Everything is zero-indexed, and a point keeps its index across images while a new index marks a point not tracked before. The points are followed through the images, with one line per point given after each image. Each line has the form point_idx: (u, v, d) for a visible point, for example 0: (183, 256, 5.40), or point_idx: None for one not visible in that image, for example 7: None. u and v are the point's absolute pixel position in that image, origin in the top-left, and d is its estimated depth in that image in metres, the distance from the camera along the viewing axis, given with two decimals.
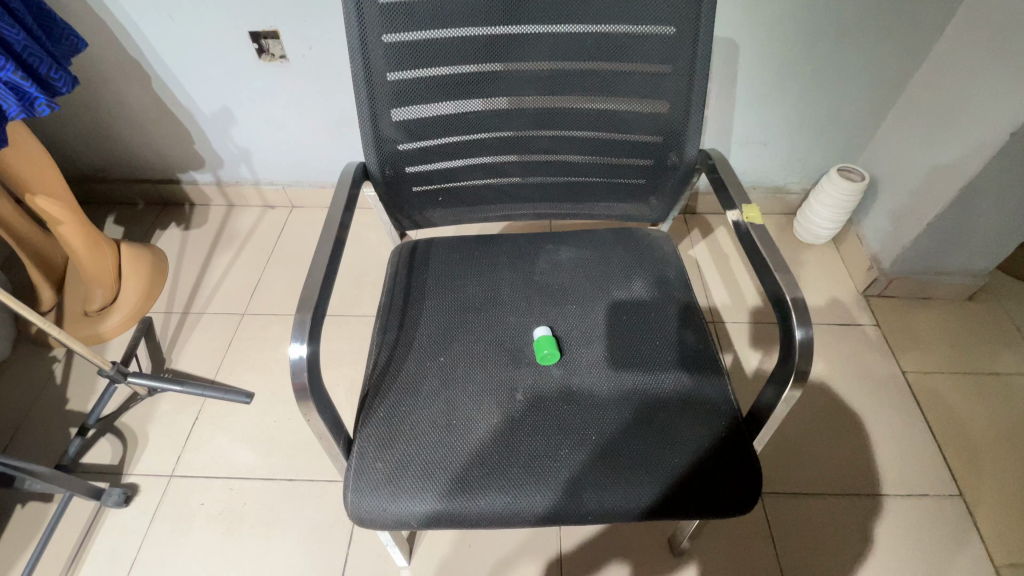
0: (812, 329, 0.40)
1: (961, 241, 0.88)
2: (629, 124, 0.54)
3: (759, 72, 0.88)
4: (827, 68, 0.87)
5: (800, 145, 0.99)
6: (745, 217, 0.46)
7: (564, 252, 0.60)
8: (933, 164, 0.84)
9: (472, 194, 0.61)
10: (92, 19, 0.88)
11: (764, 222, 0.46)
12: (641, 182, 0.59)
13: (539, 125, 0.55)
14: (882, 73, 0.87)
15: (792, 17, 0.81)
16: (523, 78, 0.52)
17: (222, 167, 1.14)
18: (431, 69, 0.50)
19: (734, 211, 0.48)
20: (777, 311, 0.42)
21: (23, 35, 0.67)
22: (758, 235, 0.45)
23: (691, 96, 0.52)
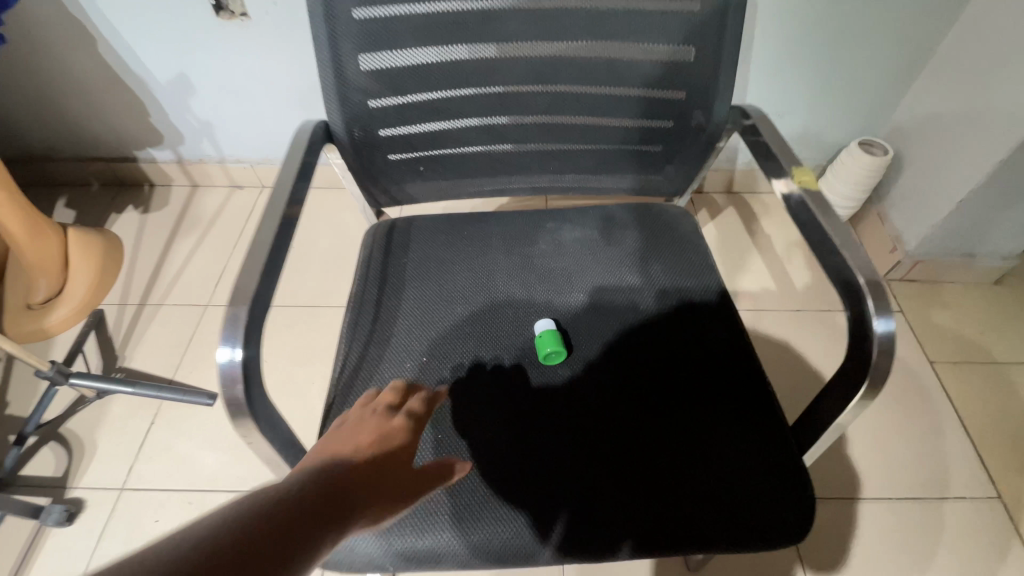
0: (895, 320, 0.32)
1: (994, 220, 0.81)
2: (646, 78, 0.46)
3: (777, 34, 0.80)
4: (852, 29, 0.79)
5: (816, 116, 0.91)
6: (796, 181, 0.39)
7: (568, 231, 0.52)
8: (966, 135, 0.76)
9: (460, 164, 0.52)
10: None
11: (820, 188, 0.39)
12: (657, 149, 0.51)
13: (537, 78, 0.46)
14: (912, 34, 0.79)
15: None
16: (519, 18, 0.42)
17: (183, 143, 1.03)
18: (406, 5, 0.40)
19: (781, 175, 0.40)
20: (845, 299, 0.34)
21: None
22: (813, 204, 0.37)
23: (721, 41, 0.43)
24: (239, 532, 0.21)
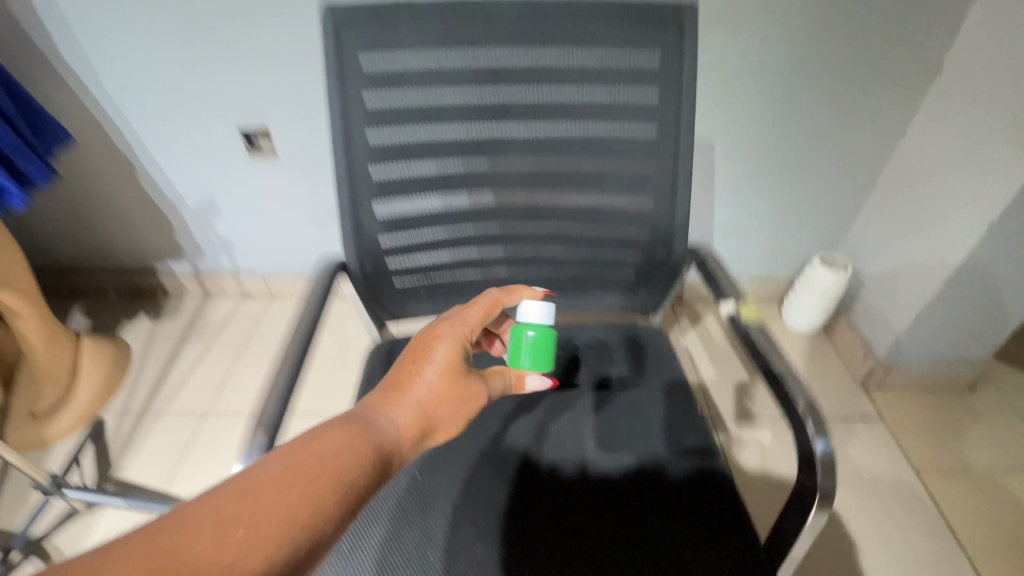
0: (831, 442, 0.39)
1: (951, 336, 0.87)
2: (615, 218, 0.55)
3: (735, 169, 0.91)
4: (803, 165, 0.90)
5: (781, 236, 1.01)
6: (743, 314, 0.48)
7: (552, 347, 0.62)
8: (911, 258, 0.85)
9: (459, 288, 0.60)
10: (81, 115, 0.86)
11: (761, 321, 0.48)
12: (630, 277, 0.59)
13: (526, 218, 0.55)
14: (853, 171, 0.91)
15: (762, 123, 0.85)
16: (510, 174, 0.52)
17: (201, 257, 1.10)
18: (417, 165, 0.50)
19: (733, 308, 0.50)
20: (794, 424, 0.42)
21: (7, 132, 0.67)
22: (759, 335, 0.46)
23: (679, 158, 0.51)
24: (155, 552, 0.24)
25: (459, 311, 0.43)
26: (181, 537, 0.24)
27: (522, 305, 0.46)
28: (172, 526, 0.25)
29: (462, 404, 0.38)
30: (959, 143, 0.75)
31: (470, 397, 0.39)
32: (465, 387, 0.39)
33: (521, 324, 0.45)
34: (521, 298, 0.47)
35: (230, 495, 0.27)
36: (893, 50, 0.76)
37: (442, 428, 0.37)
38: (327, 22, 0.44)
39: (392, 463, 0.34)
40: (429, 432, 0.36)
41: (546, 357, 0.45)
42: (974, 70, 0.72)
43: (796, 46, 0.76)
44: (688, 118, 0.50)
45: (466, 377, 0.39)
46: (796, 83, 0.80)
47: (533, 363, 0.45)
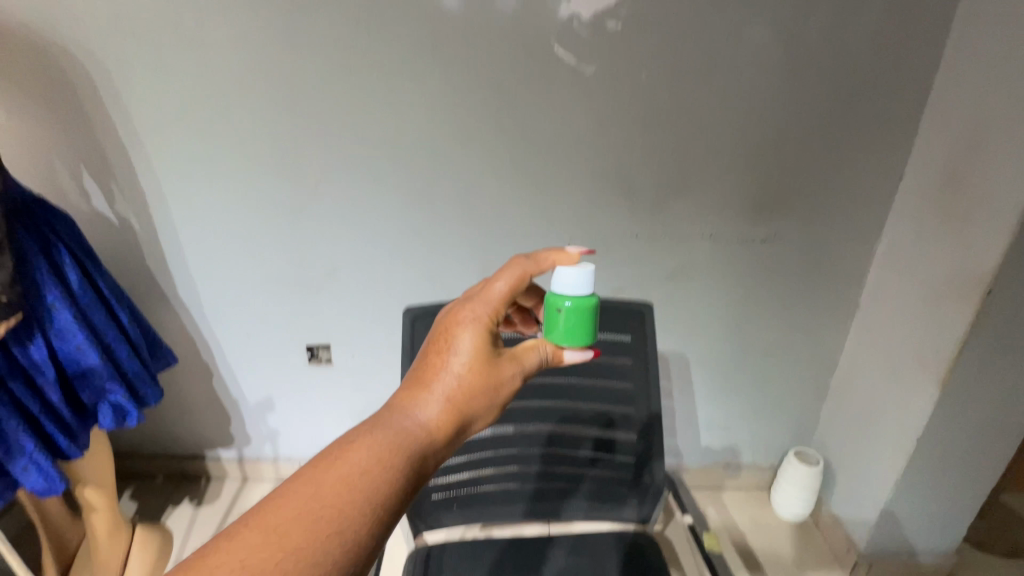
0: None
1: (919, 530, 0.97)
2: (605, 446, 0.73)
3: (710, 374, 1.10)
4: (765, 373, 1.09)
5: (758, 429, 1.17)
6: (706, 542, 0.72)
7: (559, 555, 0.74)
8: (868, 457, 0.99)
9: (483, 502, 0.75)
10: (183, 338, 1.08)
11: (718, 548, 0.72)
12: (621, 494, 0.75)
13: (538, 445, 0.74)
14: (806, 378, 1.10)
15: (725, 341, 1.06)
16: (526, 411, 0.73)
17: (248, 445, 1.25)
18: None
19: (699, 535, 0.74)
20: None
21: (138, 365, 0.88)
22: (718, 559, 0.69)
23: (651, 393, 0.73)
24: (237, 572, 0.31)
25: (483, 296, 0.48)
26: (243, 549, 0.32)
27: (557, 276, 0.50)
28: (237, 540, 0.33)
29: (492, 391, 0.44)
30: (887, 368, 0.94)
31: (499, 383, 0.45)
32: (493, 373, 0.44)
33: (559, 296, 0.50)
34: (556, 267, 0.51)
35: (282, 512, 0.34)
36: (822, 292, 1.00)
37: (475, 417, 0.43)
38: (405, 318, 0.67)
39: (429, 450, 0.40)
40: (462, 421, 0.43)
41: (584, 329, 0.50)
42: (885, 313, 0.94)
43: (742, 288, 1.00)
44: (653, 376, 0.73)
45: (492, 362, 0.45)
46: (747, 312, 1.03)
47: (573, 337, 0.50)
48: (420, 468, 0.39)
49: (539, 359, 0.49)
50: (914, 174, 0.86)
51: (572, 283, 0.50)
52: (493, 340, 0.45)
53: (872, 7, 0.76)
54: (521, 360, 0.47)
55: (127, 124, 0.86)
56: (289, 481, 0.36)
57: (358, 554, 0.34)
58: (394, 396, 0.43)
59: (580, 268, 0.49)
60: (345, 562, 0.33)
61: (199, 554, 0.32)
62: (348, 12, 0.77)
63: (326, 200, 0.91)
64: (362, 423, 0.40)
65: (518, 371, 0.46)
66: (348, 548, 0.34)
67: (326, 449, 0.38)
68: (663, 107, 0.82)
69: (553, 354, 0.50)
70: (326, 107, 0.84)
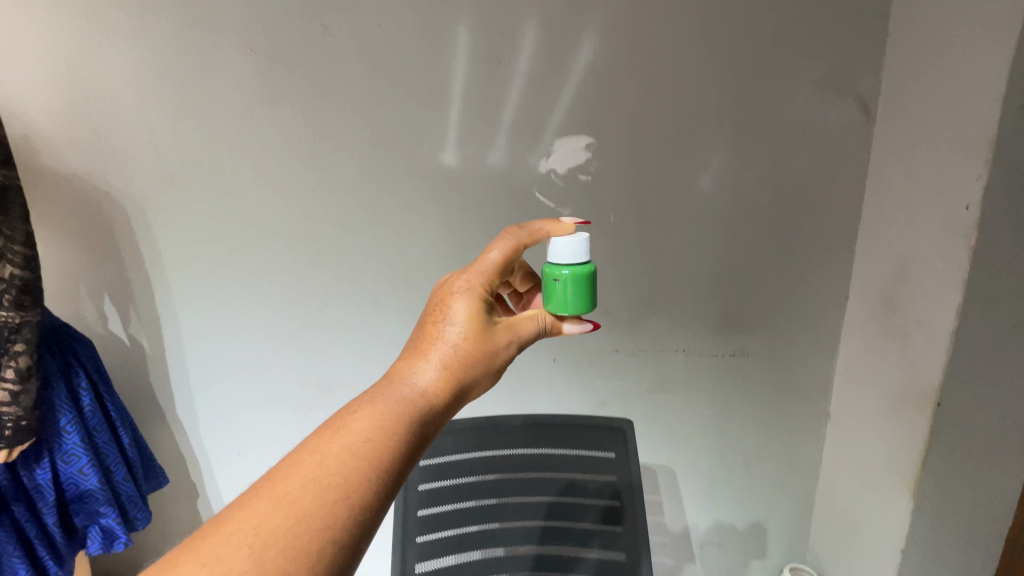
0: None
1: None
2: (598, 567, 0.74)
3: (698, 488, 1.13)
4: (750, 486, 1.13)
5: (750, 543, 1.18)
6: None
7: None
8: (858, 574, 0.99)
9: None
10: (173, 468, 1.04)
11: None
12: None
13: (529, 568, 0.75)
14: (791, 491, 1.14)
15: (710, 455, 1.11)
16: (514, 531, 0.76)
17: None
18: (448, 528, 0.75)
19: None
20: None
21: (133, 487, 0.90)
22: None
23: (637, 512, 0.76)
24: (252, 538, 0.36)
25: (472, 277, 0.55)
26: (256, 516, 0.37)
27: (554, 246, 0.58)
28: (251, 506, 0.37)
29: (486, 358, 0.51)
30: (858, 474, 0.99)
31: (492, 350, 0.51)
32: (484, 342, 0.51)
33: (556, 267, 0.58)
34: (551, 237, 0.59)
35: (292, 479, 0.39)
36: (793, 402, 1.07)
37: (470, 381, 0.50)
38: None
39: (428, 410, 0.46)
40: (458, 385, 0.49)
41: (580, 298, 0.58)
42: (853, 421, 1.00)
43: (719, 401, 1.07)
44: (634, 491, 0.77)
45: (484, 332, 0.51)
46: (727, 423, 1.08)
47: (570, 306, 0.58)
48: (421, 428, 0.45)
49: (527, 329, 0.56)
50: (857, 296, 0.97)
51: (567, 256, 0.58)
52: (482, 311, 0.52)
53: (802, 162, 0.91)
54: (510, 330, 0.54)
55: (152, 259, 0.90)
56: (297, 450, 0.41)
57: (370, 507, 0.39)
58: (394, 368, 0.49)
59: (571, 239, 0.57)
60: (357, 514, 0.39)
61: (218, 522, 0.37)
62: (364, 162, 0.87)
63: (330, 320, 0.96)
64: (362, 395, 0.46)
65: (509, 338, 0.53)
66: (357, 504, 0.39)
67: (328, 421, 0.43)
68: (635, 241, 0.93)
69: (544, 323, 0.57)
70: (339, 238, 0.91)
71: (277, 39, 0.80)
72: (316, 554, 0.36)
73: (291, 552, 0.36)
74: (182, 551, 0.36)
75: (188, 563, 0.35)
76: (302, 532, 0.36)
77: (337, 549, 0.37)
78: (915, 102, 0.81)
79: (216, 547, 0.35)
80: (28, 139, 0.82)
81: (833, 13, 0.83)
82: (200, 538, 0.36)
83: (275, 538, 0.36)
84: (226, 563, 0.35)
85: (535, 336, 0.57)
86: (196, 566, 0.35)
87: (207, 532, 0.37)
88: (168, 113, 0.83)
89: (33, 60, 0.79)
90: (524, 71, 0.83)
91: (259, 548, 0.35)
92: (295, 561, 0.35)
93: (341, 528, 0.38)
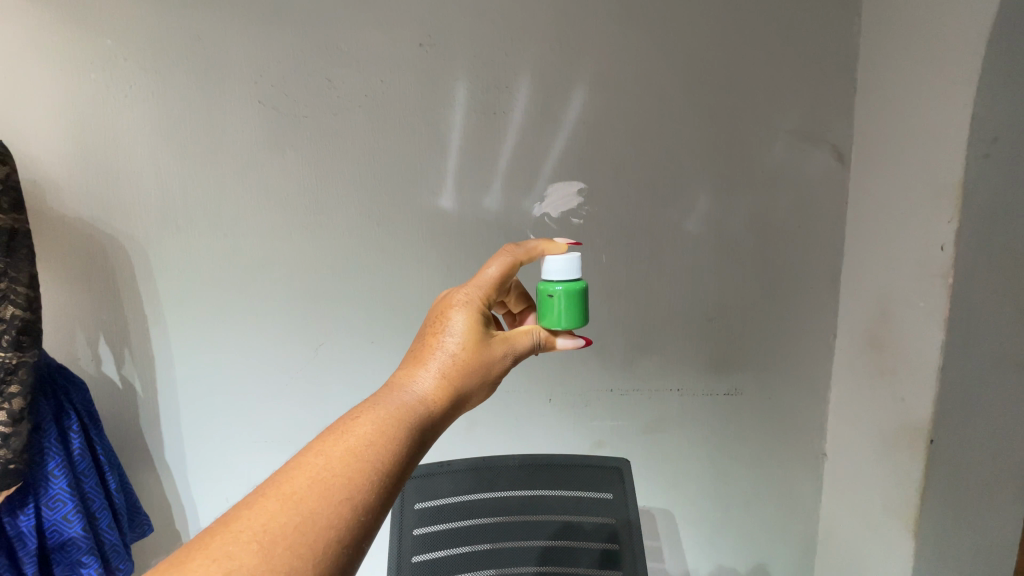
0: None
1: None
2: None
3: (698, 532, 1.11)
4: (750, 529, 1.12)
5: None
6: None
7: None
8: None
9: None
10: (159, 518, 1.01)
11: None
12: None
13: None
14: (793, 535, 1.12)
15: (709, 497, 1.09)
16: None
17: None
18: None
19: None
20: None
21: (117, 535, 0.87)
22: None
23: (636, 553, 0.74)
24: (258, 535, 0.35)
25: (469, 292, 0.56)
26: (264, 515, 0.36)
27: (549, 265, 0.60)
28: (257, 507, 0.37)
29: (482, 368, 0.52)
30: (857, 514, 0.98)
31: (489, 361, 0.52)
32: (481, 352, 0.52)
33: (549, 284, 0.60)
34: (545, 257, 0.62)
35: (298, 479, 0.39)
36: (789, 442, 1.07)
37: (468, 391, 0.51)
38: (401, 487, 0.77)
39: (428, 417, 0.47)
40: (456, 393, 0.49)
41: (572, 313, 0.60)
42: (849, 461, 1.00)
43: (715, 441, 1.06)
44: (633, 534, 0.75)
45: (481, 343, 0.52)
46: (724, 464, 1.08)
47: (563, 321, 0.60)
48: (421, 434, 0.45)
49: (523, 342, 0.57)
50: (844, 334, 1.00)
51: (559, 273, 0.61)
52: (479, 323, 0.54)
53: (784, 205, 0.95)
54: (506, 342, 0.55)
55: (151, 300, 0.91)
56: (301, 453, 0.41)
57: (373, 509, 0.39)
58: (394, 378, 0.50)
59: (564, 257, 0.60)
60: (361, 514, 0.38)
61: (225, 521, 0.37)
62: (363, 206, 0.90)
63: (326, 360, 0.96)
64: (364, 402, 0.46)
65: (505, 350, 0.54)
66: (361, 503, 0.39)
67: (331, 426, 0.43)
68: (627, 282, 0.96)
69: (539, 337, 0.59)
70: (337, 279, 0.93)
71: (285, 91, 0.85)
72: (322, 553, 0.36)
73: (299, 548, 0.35)
74: (188, 550, 0.35)
75: (196, 560, 0.34)
76: (308, 529, 0.36)
77: (342, 549, 0.37)
78: (886, 151, 0.87)
79: (225, 544, 0.35)
80: (34, 182, 0.84)
81: (804, 71, 0.90)
82: (208, 536, 0.36)
83: (283, 534, 0.35)
84: (235, 559, 0.34)
85: (531, 350, 0.58)
86: (206, 562, 0.34)
87: (215, 530, 0.36)
88: (176, 160, 0.86)
89: (50, 111, 0.82)
90: (518, 121, 0.88)
91: (267, 544, 0.35)
92: (302, 558, 0.35)
93: (346, 528, 0.37)
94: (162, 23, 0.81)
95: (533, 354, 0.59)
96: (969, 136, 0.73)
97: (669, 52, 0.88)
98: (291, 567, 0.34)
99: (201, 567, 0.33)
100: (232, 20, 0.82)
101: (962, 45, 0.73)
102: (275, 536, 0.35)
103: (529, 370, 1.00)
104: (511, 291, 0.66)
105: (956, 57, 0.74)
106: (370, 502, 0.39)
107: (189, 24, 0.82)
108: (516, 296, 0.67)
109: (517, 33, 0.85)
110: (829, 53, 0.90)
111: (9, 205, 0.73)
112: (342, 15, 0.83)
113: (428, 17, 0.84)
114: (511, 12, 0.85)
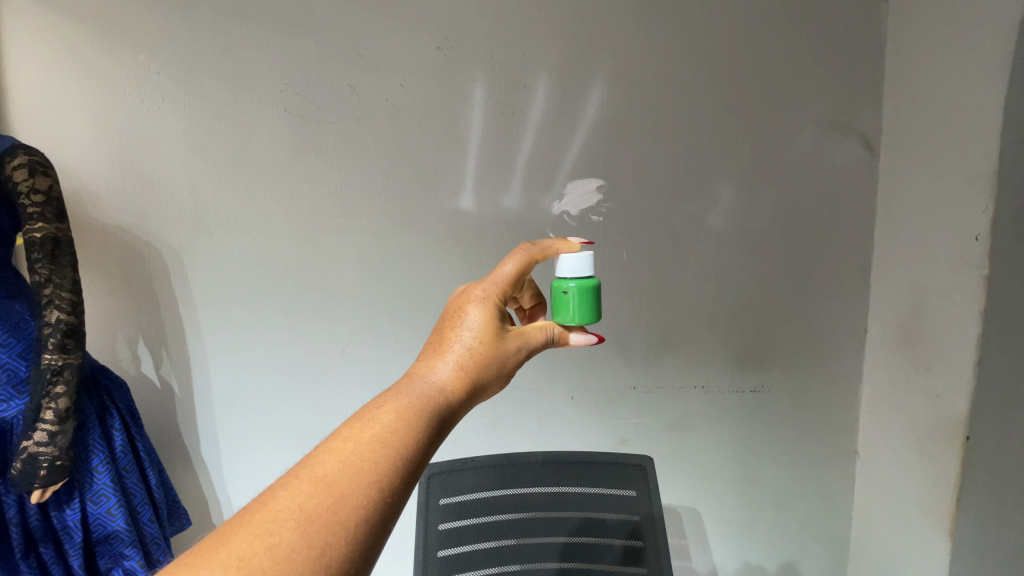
0: None
1: None
2: None
3: (727, 529, 1.10)
4: (781, 528, 1.09)
5: None
6: None
7: None
8: None
9: None
10: (198, 510, 1.05)
11: None
12: None
13: None
14: (826, 533, 1.10)
15: (736, 493, 1.08)
16: None
17: None
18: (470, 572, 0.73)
19: None
20: None
21: (157, 528, 0.90)
22: None
23: (661, 548, 0.73)
24: (295, 512, 0.36)
25: (485, 288, 0.57)
26: (299, 495, 0.37)
27: (563, 263, 0.61)
28: (295, 486, 0.38)
29: (499, 360, 0.53)
30: (893, 509, 0.96)
31: (503, 354, 0.53)
32: (496, 346, 0.53)
33: (563, 281, 0.61)
34: (560, 255, 0.62)
35: (330, 461, 0.40)
36: (820, 438, 1.04)
37: (484, 383, 0.51)
38: (423, 479, 0.79)
39: (447, 406, 0.48)
40: (473, 385, 0.50)
41: (584, 309, 0.60)
42: (884, 458, 0.98)
43: (742, 438, 1.05)
44: (656, 529, 0.75)
45: (496, 337, 0.53)
46: (752, 461, 1.06)
47: (576, 317, 0.60)
48: (439, 422, 0.46)
49: (537, 337, 0.57)
50: (877, 329, 0.97)
51: (573, 270, 0.61)
52: (494, 318, 0.54)
53: (810, 196, 0.93)
54: (520, 336, 0.55)
55: (187, 301, 0.95)
56: (329, 438, 0.42)
57: (397, 492, 0.40)
58: (413, 369, 0.51)
59: (577, 255, 0.60)
60: (387, 496, 0.39)
61: (262, 500, 0.38)
62: (386, 208, 0.92)
63: (352, 359, 0.98)
64: (386, 391, 0.47)
65: (519, 345, 0.55)
66: (387, 485, 0.40)
67: (356, 412, 0.45)
68: (649, 277, 0.95)
69: (552, 333, 0.59)
70: (361, 280, 0.95)
71: (309, 98, 0.87)
72: (352, 532, 0.37)
73: (333, 526, 0.36)
74: (231, 526, 0.36)
75: (239, 537, 0.35)
76: (341, 509, 0.37)
77: (371, 528, 0.38)
78: (917, 140, 0.84)
79: (265, 520, 0.36)
80: (76, 192, 0.88)
81: (828, 61, 0.88)
82: (247, 514, 0.37)
83: (318, 514, 0.37)
84: (275, 534, 0.35)
85: (544, 345, 0.58)
86: (248, 538, 0.35)
87: (254, 509, 0.37)
88: (206, 167, 0.89)
89: (89, 123, 0.86)
90: (537, 120, 0.89)
91: (304, 522, 0.36)
92: (335, 536, 0.36)
93: (374, 509, 0.38)
94: (192, 38, 0.84)
95: (548, 348, 0.59)
96: (1005, 120, 0.70)
97: (689, 47, 0.87)
98: (326, 543, 0.36)
99: (244, 543, 0.35)
100: (257, 32, 0.85)
101: (995, 28, 0.71)
102: (308, 514, 0.36)
103: (552, 368, 1.00)
104: (523, 289, 0.66)
105: (988, 43, 0.72)
106: (396, 484, 0.40)
107: (218, 37, 0.85)
108: (529, 294, 0.67)
109: (535, 33, 0.86)
110: (856, 42, 0.88)
111: (54, 214, 0.77)
112: (363, 23, 0.85)
113: (447, 20, 0.85)
114: (528, 14, 0.85)
